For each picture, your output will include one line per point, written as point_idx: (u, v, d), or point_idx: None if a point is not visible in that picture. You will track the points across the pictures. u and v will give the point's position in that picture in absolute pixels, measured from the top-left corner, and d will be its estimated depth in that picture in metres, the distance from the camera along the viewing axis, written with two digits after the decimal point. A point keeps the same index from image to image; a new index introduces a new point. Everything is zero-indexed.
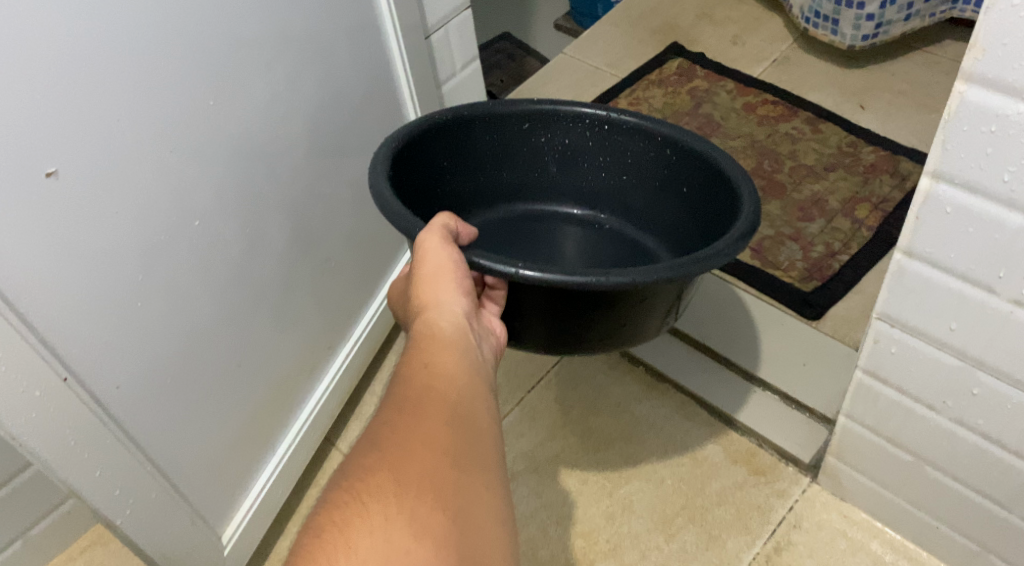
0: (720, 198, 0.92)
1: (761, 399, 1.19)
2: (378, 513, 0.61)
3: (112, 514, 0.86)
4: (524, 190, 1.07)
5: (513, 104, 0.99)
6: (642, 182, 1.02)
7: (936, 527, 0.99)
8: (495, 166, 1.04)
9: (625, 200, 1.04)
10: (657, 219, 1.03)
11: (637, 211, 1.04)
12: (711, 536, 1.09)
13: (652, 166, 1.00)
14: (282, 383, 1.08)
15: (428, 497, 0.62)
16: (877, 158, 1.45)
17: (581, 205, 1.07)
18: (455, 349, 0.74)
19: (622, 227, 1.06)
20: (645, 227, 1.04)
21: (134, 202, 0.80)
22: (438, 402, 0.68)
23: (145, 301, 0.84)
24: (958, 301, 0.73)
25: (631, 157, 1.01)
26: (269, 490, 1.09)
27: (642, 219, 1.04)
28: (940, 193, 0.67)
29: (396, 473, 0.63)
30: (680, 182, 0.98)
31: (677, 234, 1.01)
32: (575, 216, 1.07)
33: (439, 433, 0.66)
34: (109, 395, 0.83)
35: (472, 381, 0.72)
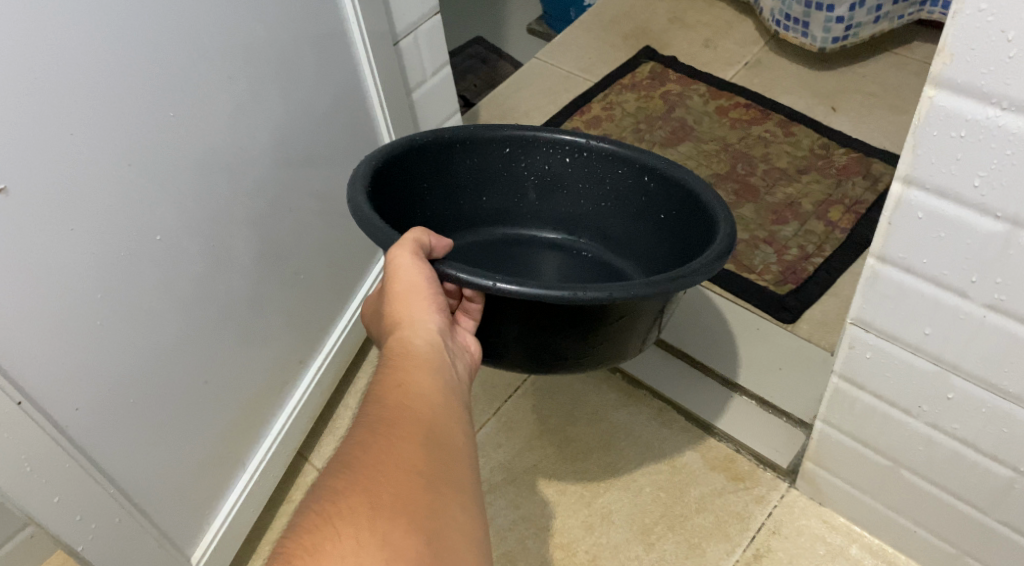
0: (699, 224, 0.91)
1: (739, 404, 1.18)
2: (351, 538, 0.59)
3: (72, 540, 0.84)
4: (503, 215, 1.05)
5: (493, 129, 0.98)
6: (620, 207, 1.01)
7: (914, 531, 0.99)
8: (473, 191, 1.02)
9: (603, 225, 1.03)
10: (636, 245, 1.01)
11: (615, 236, 1.03)
12: (691, 545, 1.08)
13: (630, 192, 0.99)
14: (252, 400, 1.05)
15: (403, 520, 0.60)
16: (849, 160, 1.45)
17: (559, 231, 1.05)
18: (430, 368, 0.73)
19: (601, 253, 1.04)
20: (624, 254, 1.03)
21: (90, 219, 0.78)
22: (412, 422, 0.67)
23: (105, 321, 0.81)
24: (932, 306, 0.72)
25: (609, 184, 1.00)
26: (240, 509, 1.07)
27: (621, 245, 1.03)
28: (912, 198, 0.66)
29: (369, 495, 0.61)
30: (658, 207, 0.97)
31: (655, 260, 1.00)
32: (554, 243, 1.05)
33: (413, 454, 0.64)
34: (68, 418, 0.81)
35: (446, 400, 0.71)
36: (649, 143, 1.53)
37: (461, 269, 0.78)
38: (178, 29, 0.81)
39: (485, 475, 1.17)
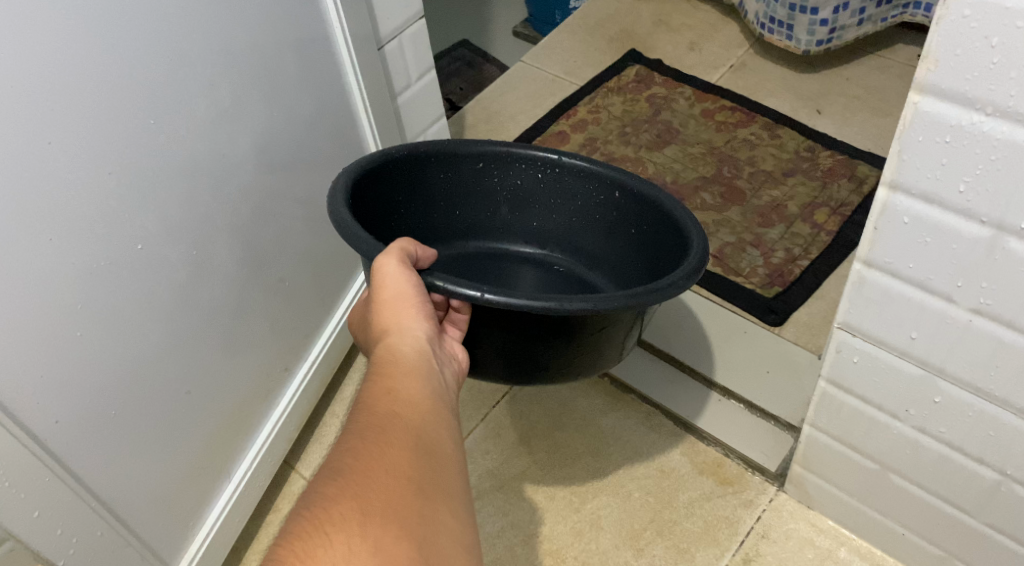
0: (671, 239, 0.91)
1: (727, 408, 1.18)
2: (342, 545, 0.58)
3: (53, 554, 0.83)
4: (477, 229, 1.04)
5: (467, 144, 0.97)
6: (593, 222, 1.01)
7: (902, 533, 0.99)
8: (448, 205, 1.01)
9: (575, 238, 1.03)
10: (608, 257, 1.02)
11: (588, 250, 1.03)
12: (680, 550, 1.07)
13: (602, 207, 0.99)
14: (236, 410, 1.05)
15: (394, 526, 0.60)
16: (834, 162, 1.46)
17: (532, 245, 1.05)
18: (417, 375, 0.72)
19: (574, 266, 1.04)
20: (596, 266, 1.03)
21: (69, 228, 0.77)
22: (401, 429, 0.66)
23: (84, 332, 0.80)
24: (918, 310, 0.72)
25: (581, 199, 1.00)
26: (225, 519, 1.06)
27: (593, 259, 1.03)
28: (898, 204, 0.66)
29: (359, 502, 0.60)
30: (630, 222, 0.97)
31: (627, 273, 1.00)
32: (527, 257, 1.05)
33: (402, 460, 0.63)
34: (48, 431, 0.79)
35: (435, 407, 0.70)
36: (635, 146, 1.53)
37: (449, 280, 0.77)
38: (156, 35, 0.80)
39: (474, 482, 1.16)
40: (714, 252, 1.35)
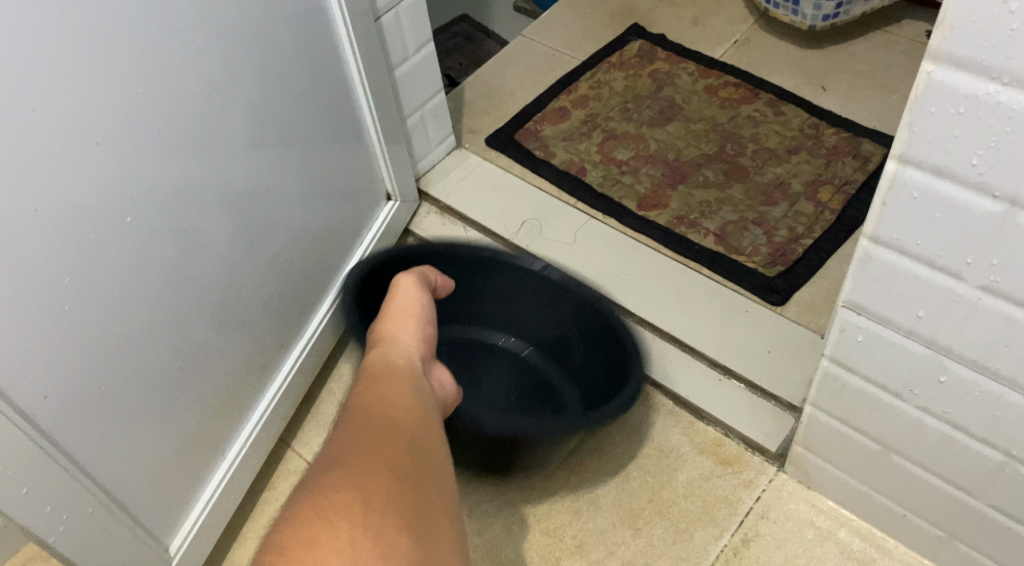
0: (618, 379, 1.07)
1: (728, 389, 1.16)
2: (344, 532, 0.57)
3: (44, 531, 0.82)
4: (464, 358, 1.22)
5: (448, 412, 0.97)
6: (559, 325, 1.17)
7: (903, 515, 0.98)
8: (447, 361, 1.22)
9: (545, 347, 1.21)
10: (574, 377, 1.19)
11: (559, 376, 1.20)
12: (679, 529, 1.08)
13: (573, 321, 1.14)
14: (230, 387, 1.04)
15: (393, 517, 0.58)
16: (839, 140, 1.43)
17: (513, 373, 1.21)
18: (416, 414, 0.69)
19: (550, 389, 1.20)
20: (567, 386, 1.19)
21: (53, 200, 0.75)
22: (397, 435, 0.65)
23: (72, 307, 0.79)
24: (926, 288, 0.71)
25: (539, 286, 1.14)
26: (220, 496, 1.05)
27: (563, 370, 1.19)
28: (907, 178, 0.64)
29: (359, 491, 0.59)
30: (593, 370, 1.15)
31: (590, 393, 1.16)
32: (508, 376, 1.21)
33: (396, 460, 0.62)
34: (36, 407, 0.78)
35: (427, 423, 0.69)
36: (637, 123, 1.51)
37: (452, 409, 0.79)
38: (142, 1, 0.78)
39: None
40: (715, 230, 1.33)
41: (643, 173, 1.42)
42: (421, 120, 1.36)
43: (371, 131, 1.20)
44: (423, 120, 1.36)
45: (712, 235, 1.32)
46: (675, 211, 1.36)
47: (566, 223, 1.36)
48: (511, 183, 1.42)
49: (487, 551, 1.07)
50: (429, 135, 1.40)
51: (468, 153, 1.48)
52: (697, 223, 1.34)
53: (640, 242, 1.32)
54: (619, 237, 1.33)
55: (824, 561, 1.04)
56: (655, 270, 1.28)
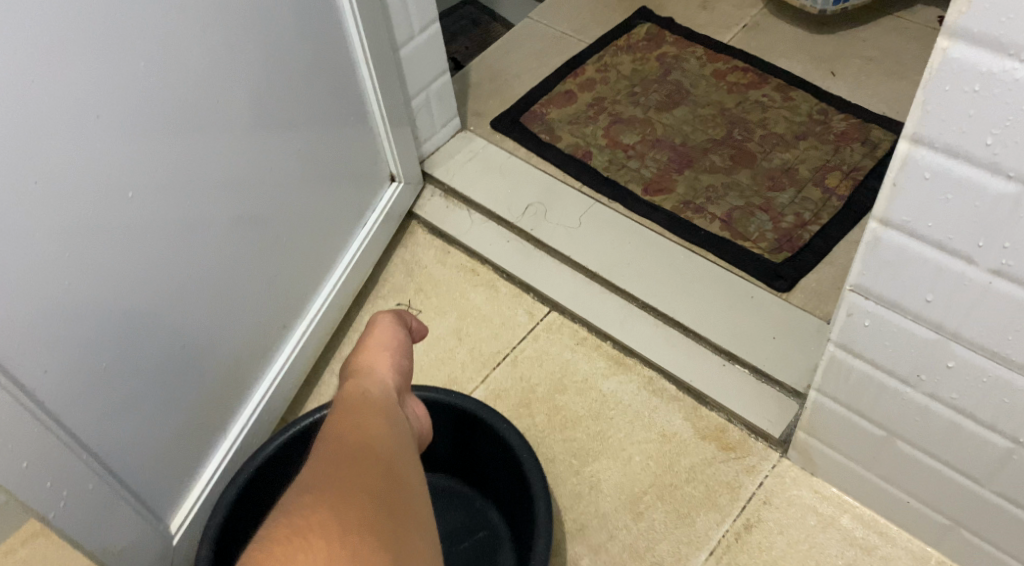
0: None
1: (732, 374, 1.16)
2: (320, 552, 0.52)
3: (43, 507, 0.81)
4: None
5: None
6: (508, 490, 1.03)
7: (908, 502, 0.98)
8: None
9: (496, 500, 1.08)
10: (511, 525, 1.05)
11: (504, 535, 1.06)
12: (681, 514, 1.07)
13: (509, 487, 1.02)
14: (231, 367, 1.03)
15: (371, 541, 0.53)
16: (848, 126, 1.42)
17: (466, 515, 1.09)
18: (396, 457, 0.61)
19: (494, 539, 1.06)
20: (504, 553, 1.05)
21: (54, 172, 0.74)
22: (376, 462, 0.59)
23: (72, 281, 0.79)
24: (935, 272, 0.70)
25: (494, 454, 1.02)
26: (221, 476, 1.05)
27: (501, 549, 1.05)
28: (919, 158, 0.63)
29: (336, 514, 0.54)
30: (522, 525, 1.00)
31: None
32: (458, 523, 1.08)
33: (376, 486, 0.57)
34: (36, 380, 0.78)
35: (406, 452, 0.63)
36: (644, 107, 1.49)
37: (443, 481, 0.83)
38: None
39: None
40: (722, 215, 1.32)
41: (649, 157, 1.41)
42: (426, 102, 1.35)
43: (376, 112, 1.20)
44: (428, 101, 1.36)
45: (718, 220, 1.31)
46: (680, 196, 1.35)
47: (570, 206, 1.35)
48: (516, 166, 1.41)
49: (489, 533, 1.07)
50: (434, 117, 1.40)
51: (473, 136, 1.47)
52: (703, 208, 1.33)
53: (645, 227, 1.31)
54: (624, 222, 1.32)
55: (826, 547, 1.03)
56: (660, 255, 1.27)
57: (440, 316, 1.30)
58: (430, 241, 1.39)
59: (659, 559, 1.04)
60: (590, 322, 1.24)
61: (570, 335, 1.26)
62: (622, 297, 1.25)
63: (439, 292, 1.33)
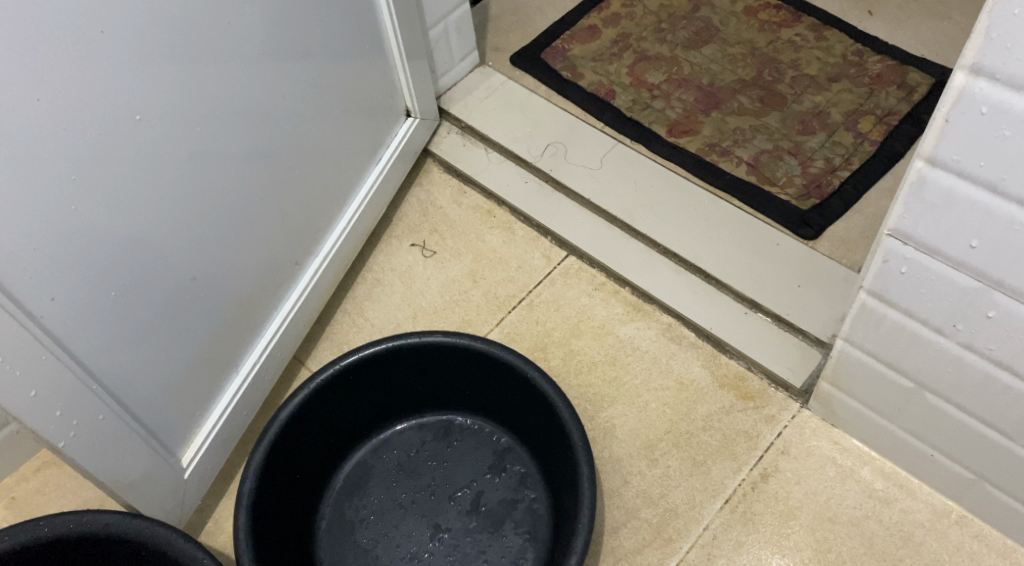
0: (567, 519, 0.93)
1: (754, 322, 1.13)
2: None
3: (53, 436, 0.80)
4: (358, 485, 1.07)
5: (476, 525, 1.02)
6: (541, 431, 1.02)
7: (931, 455, 0.96)
8: (333, 501, 1.05)
9: (523, 439, 1.07)
10: (543, 463, 1.04)
11: (535, 472, 1.05)
12: (696, 462, 1.06)
13: (542, 428, 1.01)
14: (243, 301, 1.01)
15: None
16: (884, 69, 1.36)
17: (490, 454, 1.08)
18: None
19: (524, 476, 1.05)
20: (536, 490, 1.04)
21: (59, 90, 0.72)
22: None
23: (79, 206, 0.76)
24: (982, 216, 0.66)
25: (524, 398, 1.01)
26: (233, 411, 1.03)
27: (534, 488, 1.04)
28: (976, 91, 0.60)
29: None
30: (557, 465, 1.00)
31: (547, 529, 1.01)
32: (484, 462, 1.07)
33: None
34: (43, 307, 0.76)
35: None
36: (671, 45, 1.44)
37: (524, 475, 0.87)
38: None
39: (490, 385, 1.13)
40: (749, 158, 1.28)
41: (675, 97, 1.36)
42: (444, 33, 1.30)
43: (394, 43, 1.16)
44: (446, 34, 1.31)
45: (745, 164, 1.26)
46: (706, 138, 1.31)
47: (591, 147, 1.31)
48: (536, 104, 1.37)
49: (505, 474, 1.06)
50: (452, 50, 1.35)
51: (492, 71, 1.42)
52: (729, 151, 1.29)
53: (669, 170, 1.27)
54: (646, 164, 1.27)
55: (844, 498, 1.02)
56: (682, 198, 1.23)
57: (455, 257, 1.27)
58: (445, 180, 1.36)
59: (673, 506, 1.03)
60: (608, 266, 1.21)
61: (587, 280, 1.23)
62: (642, 241, 1.22)
63: (454, 232, 1.30)
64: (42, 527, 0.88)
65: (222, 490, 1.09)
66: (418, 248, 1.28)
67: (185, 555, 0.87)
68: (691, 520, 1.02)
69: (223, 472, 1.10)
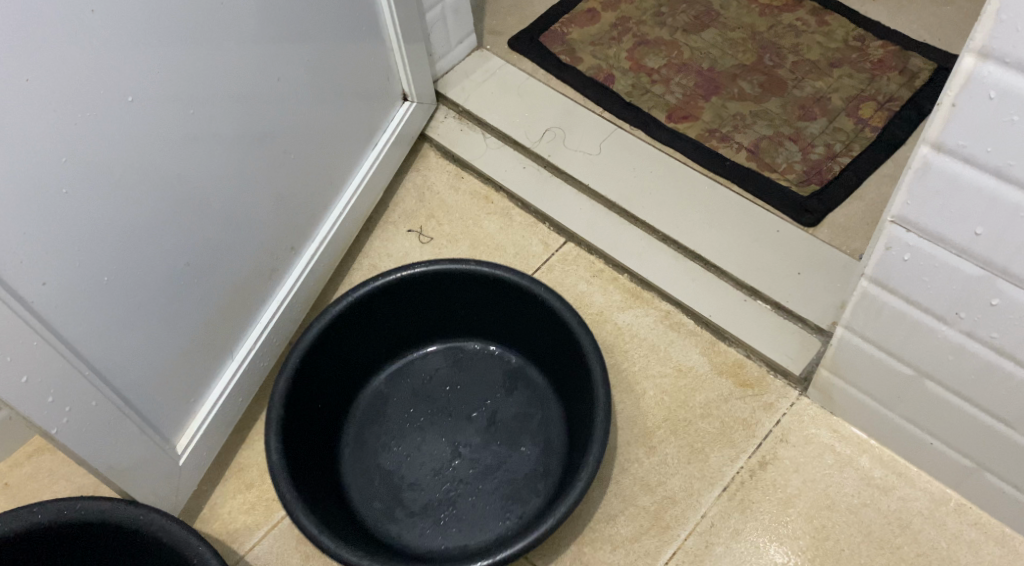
0: (586, 426, 0.97)
1: (753, 309, 1.12)
2: None
3: (46, 422, 0.79)
4: (376, 414, 1.09)
5: (495, 439, 1.05)
6: (552, 348, 1.06)
7: (930, 444, 0.95)
8: (354, 430, 1.07)
9: (533, 357, 1.10)
10: (554, 379, 1.08)
11: (546, 388, 1.09)
12: (695, 450, 1.05)
13: (554, 344, 1.05)
14: (238, 286, 1.00)
15: None
16: (885, 54, 1.35)
17: (502, 374, 1.11)
18: None
19: (536, 392, 1.09)
20: (548, 404, 1.08)
21: (49, 71, 0.70)
22: None
23: (71, 189, 0.75)
24: (988, 203, 0.65)
25: (537, 318, 1.05)
26: (228, 397, 1.03)
27: (547, 402, 1.08)
28: (985, 75, 0.59)
29: None
30: (570, 378, 1.04)
31: (562, 437, 1.05)
32: (496, 381, 1.10)
33: None
34: (34, 293, 0.75)
35: None
36: (671, 29, 1.42)
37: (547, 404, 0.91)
38: None
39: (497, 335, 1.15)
40: (749, 144, 1.26)
41: (674, 82, 1.35)
42: (441, 16, 1.29)
43: (390, 26, 1.14)
44: (443, 16, 1.29)
45: (745, 150, 1.25)
46: (706, 123, 1.29)
47: (590, 132, 1.29)
48: (534, 88, 1.35)
49: (518, 396, 1.09)
50: (449, 33, 1.33)
51: (490, 55, 1.40)
52: (729, 137, 1.27)
53: (668, 155, 1.26)
54: (645, 149, 1.26)
55: (842, 486, 1.01)
56: (681, 183, 1.22)
57: (452, 243, 1.26)
58: (442, 165, 1.34)
59: (671, 493, 1.02)
60: (607, 252, 1.20)
61: (586, 267, 1.22)
62: (641, 228, 1.21)
63: (452, 218, 1.28)
64: (35, 513, 0.87)
65: (217, 477, 1.08)
66: (415, 234, 1.27)
67: (179, 542, 0.87)
68: (689, 508, 1.01)
69: (218, 459, 1.09)
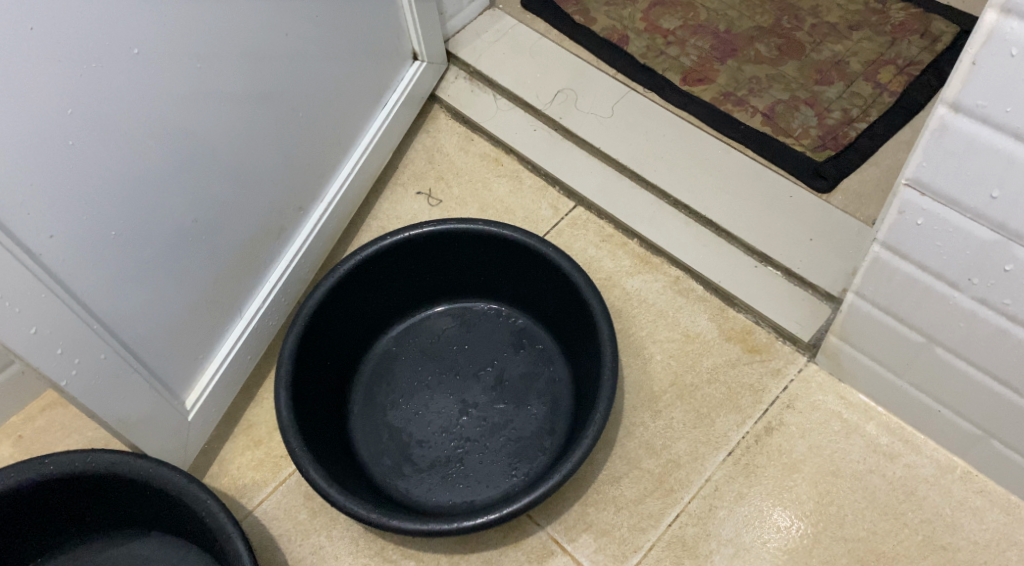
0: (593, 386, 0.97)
1: (764, 276, 1.11)
2: None
3: (56, 374, 0.79)
4: (385, 372, 1.09)
5: (502, 398, 1.05)
6: (559, 309, 1.05)
7: (938, 411, 0.95)
8: (363, 388, 1.08)
9: (541, 317, 1.10)
10: (562, 339, 1.08)
11: (554, 348, 1.09)
12: (700, 415, 1.05)
13: (561, 305, 1.05)
14: (246, 244, 1.00)
15: None
16: (908, 17, 1.32)
17: (510, 334, 1.11)
18: None
19: (543, 352, 1.09)
20: (556, 364, 1.08)
21: (53, 21, 0.70)
22: None
23: (78, 141, 0.75)
24: (1006, 165, 0.64)
25: (543, 278, 1.05)
26: (236, 355, 1.03)
27: (554, 362, 1.08)
28: (1007, 32, 0.58)
29: None
30: (577, 338, 1.04)
31: (569, 397, 1.05)
32: (504, 341, 1.10)
33: None
34: (42, 245, 0.75)
35: None
36: None
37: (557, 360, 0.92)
38: None
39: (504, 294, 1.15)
40: (764, 109, 1.25)
41: (690, 44, 1.33)
42: None
43: None
44: None
45: (760, 114, 1.23)
46: (721, 86, 1.27)
47: (602, 94, 1.28)
48: (547, 49, 1.33)
49: (526, 354, 1.09)
50: None
51: (503, 14, 1.38)
52: (744, 101, 1.26)
53: (681, 118, 1.24)
54: (658, 112, 1.25)
55: (848, 453, 1.01)
56: (694, 148, 1.20)
57: (462, 206, 1.25)
58: (452, 127, 1.33)
59: (675, 457, 1.02)
60: (617, 216, 1.19)
61: (595, 231, 1.21)
62: (652, 192, 1.20)
63: (461, 180, 1.27)
64: (46, 464, 0.88)
65: (226, 433, 1.09)
66: (424, 196, 1.26)
67: (187, 495, 0.88)
68: (693, 471, 1.01)
69: (227, 416, 1.09)
